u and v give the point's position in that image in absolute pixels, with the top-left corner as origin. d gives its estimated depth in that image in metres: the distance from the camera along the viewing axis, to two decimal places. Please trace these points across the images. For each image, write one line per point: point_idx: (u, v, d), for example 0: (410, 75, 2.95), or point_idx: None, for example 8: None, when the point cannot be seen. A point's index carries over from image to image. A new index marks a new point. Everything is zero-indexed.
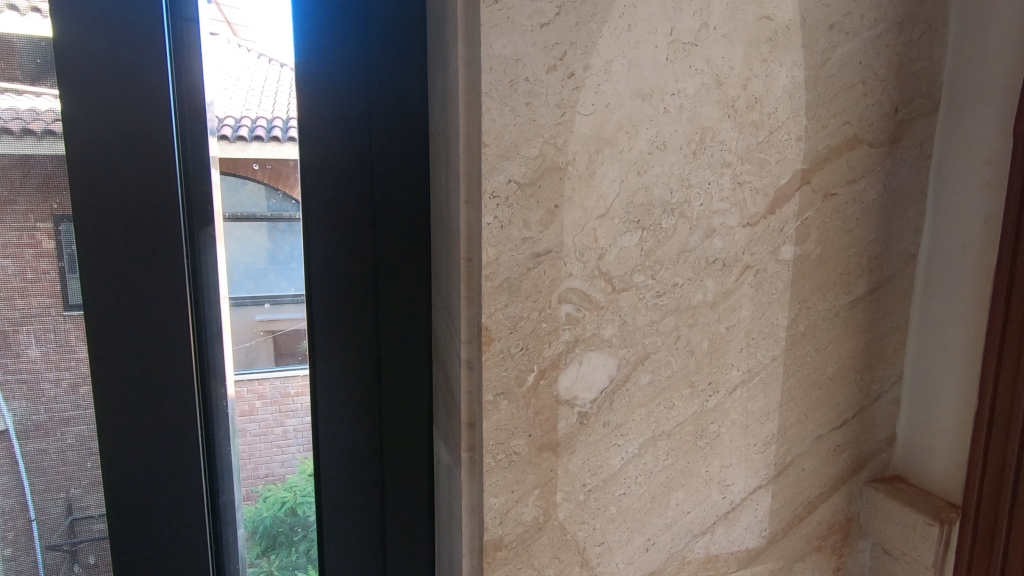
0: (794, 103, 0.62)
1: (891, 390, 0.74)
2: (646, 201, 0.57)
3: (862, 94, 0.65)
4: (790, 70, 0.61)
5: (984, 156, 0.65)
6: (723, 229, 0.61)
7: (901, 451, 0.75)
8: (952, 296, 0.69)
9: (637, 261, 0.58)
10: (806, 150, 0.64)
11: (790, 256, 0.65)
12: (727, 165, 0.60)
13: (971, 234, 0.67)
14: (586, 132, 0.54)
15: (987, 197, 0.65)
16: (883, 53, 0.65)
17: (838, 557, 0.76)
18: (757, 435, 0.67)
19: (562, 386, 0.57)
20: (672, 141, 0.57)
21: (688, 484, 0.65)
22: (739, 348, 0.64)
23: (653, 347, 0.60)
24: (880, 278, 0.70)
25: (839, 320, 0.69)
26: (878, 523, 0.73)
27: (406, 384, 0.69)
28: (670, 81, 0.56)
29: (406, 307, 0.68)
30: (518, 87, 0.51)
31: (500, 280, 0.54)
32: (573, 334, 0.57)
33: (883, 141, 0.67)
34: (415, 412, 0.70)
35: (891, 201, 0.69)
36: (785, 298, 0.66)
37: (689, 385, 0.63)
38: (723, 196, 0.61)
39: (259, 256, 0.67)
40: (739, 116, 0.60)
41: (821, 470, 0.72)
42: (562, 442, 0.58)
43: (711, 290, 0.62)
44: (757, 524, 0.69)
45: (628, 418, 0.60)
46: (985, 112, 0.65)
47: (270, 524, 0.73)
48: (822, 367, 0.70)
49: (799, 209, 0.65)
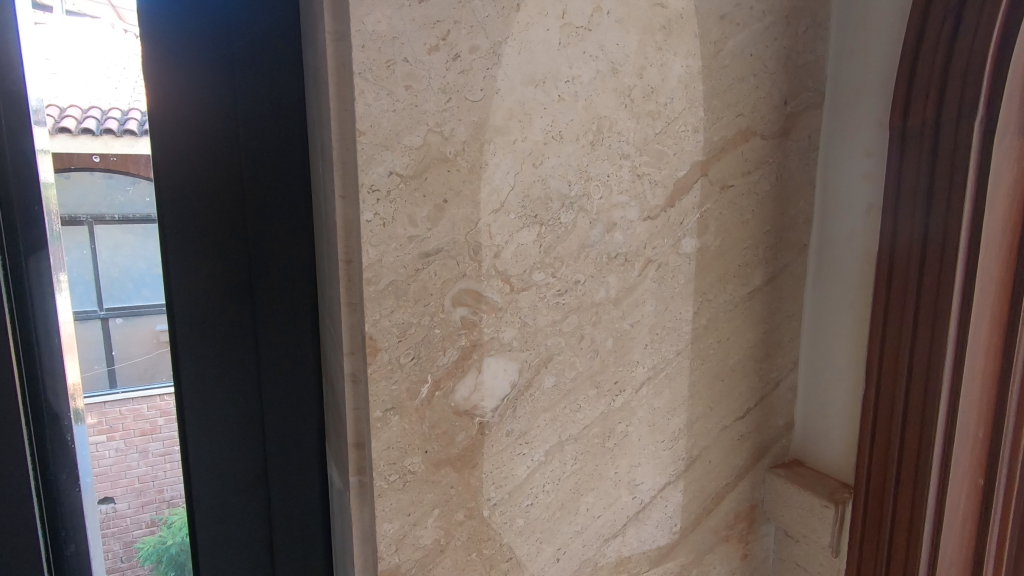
0: (689, 93, 0.61)
1: (787, 377, 0.76)
2: (543, 194, 0.54)
3: (754, 87, 0.65)
4: (684, 60, 0.60)
5: (865, 148, 0.68)
6: (624, 223, 0.59)
7: (799, 436, 0.78)
8: (841, 284, 0.71)
9: (536, 259, 0.55)
10: (702, 142, 0.63)
11: (690, 249, 0.64)
12: (625, 156, 0.58)
13: (855, 223, 0.69)
14: (476, 121, 0.50)
15: (868, 188, 0.68)
16: (772, 46, 0.66)
17: (745, 544, 0.77)
18: (665, 432, 0.66)
19: (459, 396, 0.53)
20: (568, 131, 0.54)
21: (597, 488, 0.62)
22: (644, 345, 0.63)
23: (556, 348, 0.57)
24: (775, 268, 0.72)
25: (739, 312, 0.70)
26: (780, 508, 0.75)
27: (291, 402, 0.61)
28: (563, 68, 0.53)
29: (288, 316, 0.60)
30: (395, 69, 0.46)
31: (384, 284, 0.48)
32: (469, 339, 0.53)
33: (774, 134, 0.68)
34: (303, 433, 0.63)
35: (783, 192, 0.70)
36: (687, 292, 0.65)
37: (595, 386, 0.60)
38: (622, 189, 0.58)
39: (156, 263, 0.58)
40: (635, 106, 0.58)
41: (726, 461, 0.73)
42: (462, 456, 0.54)
43: (614, 287, 0.60)
44: (667, 520, 0.69)
45: (532, 425, 0.57)
46: (865, 106, 0.67)
47: (176, 552, 0.64)
48: (724, 359, 0.70)
49: (698, 201, 0.64)
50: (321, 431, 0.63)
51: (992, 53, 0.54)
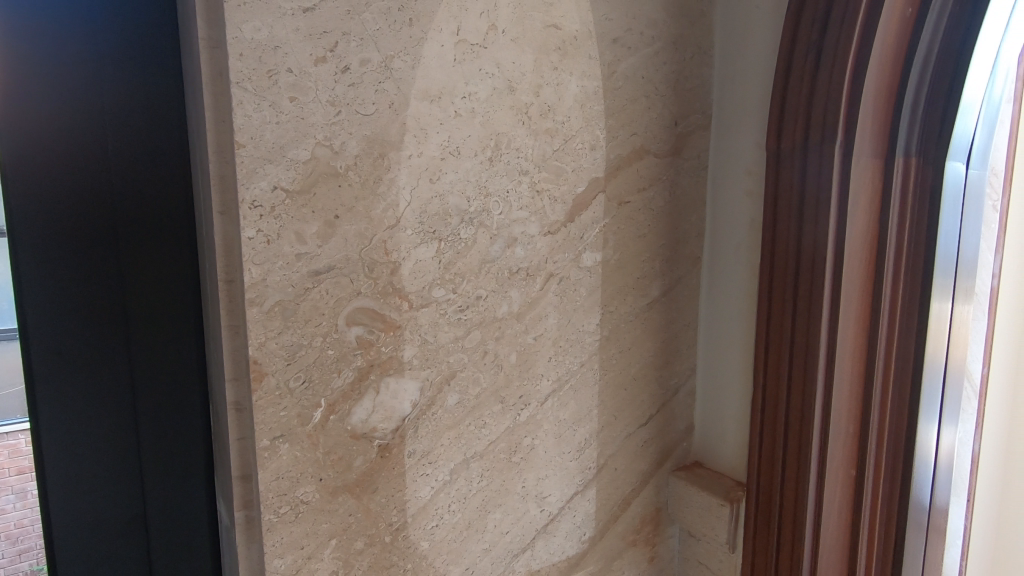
0: (585, 112, 0.63)
1: (686, 383, 0.80)
2: (441, 210, 0.54)
3: (646, 108, 0.69)
4: (579, 80, 0.62)
5: (747, 168, 0.73)
6: (524, 238, 0.60)
7: (698, 438, 0.82)
8: (730, 293, 0.76)
9: (436, 275, 0.54)
10: (599, 159, 0.65)
11: (591, 263, 0.66)
12: (524, 172, 0.59)
13: (741, 237, 0.74)
14: (368, 134, 0.49)
15: (750, 204, 0.73)
16: (662, 69, 0.69)
17: (651, 546, 0.80)
18: (571, 443, 0.67)
19: (355, 419, 0.51)
20: (465, 147, 0.54)
21: (504, 503, 0.62)
22: (548, 358, 0.64)
23: (458, 365, 0.57)
24: (671, 280, 0.75)
25: (639, 322, 0.73)
26: (683, 509, 0.78)
27: (173, 435, 0.56)
28: (459, 84, 0.53)
29: (169, 341, 0.55)
30: (278, 79, 0.44)
31: (269, 305, 0.46)
32: (366, 359, 0.51)
33: (666, 153, 0.72)
34: (187, 467, 0.57)
35: (676, 208, 0.74)
36: (589, 304, 0.67)
37: (499, 401, 0.60)
38: (522, 205, 0.59)
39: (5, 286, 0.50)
40: (532, 123, 0.59)
41: (632, 467, 0.75)
42: (360, 481, 0.52)
43: (516, 301, 0.60)
44: (575, 530, 0.70)
45: (435, 444, 0.56)
46: (746, 128, 0.73)
47: None
48: (626, 368, 0.72)
49: (597, 216, 0.66)
50: (208, 463, 0.58)
51: (847, 84, 0.60)
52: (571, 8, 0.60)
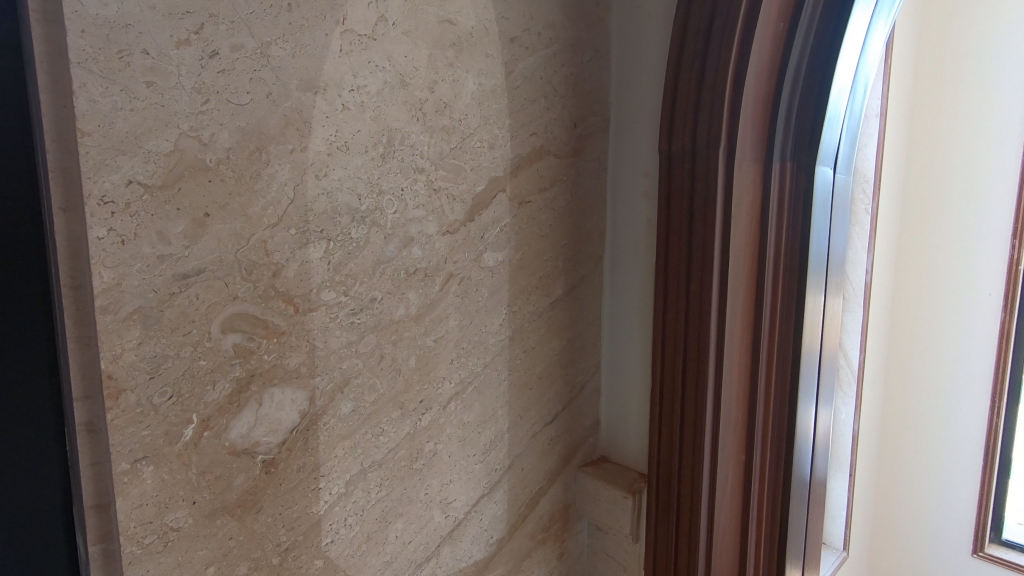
0: (483, 111, 0.62)
1: (592, 380, 0.82)
2: (329, 208, 0.51)
3: (546, 108, 0.69)
4: (476, 77, 0.61)
5: (643, 169, 0.75)
6: (421, 238, 0.58)
7: (604, 433, 0.83)
8: (629, 291, 0.79)
9: (325, 277, 0.51)
10: (499, 158, 0.65)
11: (492, 263, 0.66)
12: (419, 170, 0.57)
13: (638, 236, 0.77)
14: (243, 126, 0.45)
15: (647, 205, 0.76)
16: (560, 71, 0.70)
17: (561, 543, 0.81)
18: (475, 445, 0.66)
19: (234, 435, 0.47)
20: (355, 143, 0.52)
21: (407, 512, 0.60)
22: (449, 360, 0.62)
23: (352, 371, 0.54)
24: (574, 279, 0.77)
25: (543, 321, 0.73)
26: (590, 503, 0.80)
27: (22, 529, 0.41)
28: (346, 76, 0.51)
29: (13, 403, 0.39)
30: (132, 61, 0.39)
31: (126, 314, 0.40)
32: (245, 369, 0.47)
33: (566, 154, 0.73)
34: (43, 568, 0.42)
35: (578, 207, 0.75)
36: (492, 305, 0.66)
37: (398, 407, 0.58)
38: (418, 203, 0.58)
39: None
40: (428, 120, 0.57)
41: (539, 466, 0.75)
42: (242, 502, 0.48)
43: (414, 303, 0.58)
44: (482, 534, 0.69)
45: (328, 456, 0.53)
46: (640, 131, 0.75)
47: None
48: (531, 368, 0.72)
49: (497, 216, 0.65)
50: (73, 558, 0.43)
51: (729, 93, 0.64)
52: (466, 4, 0.59)
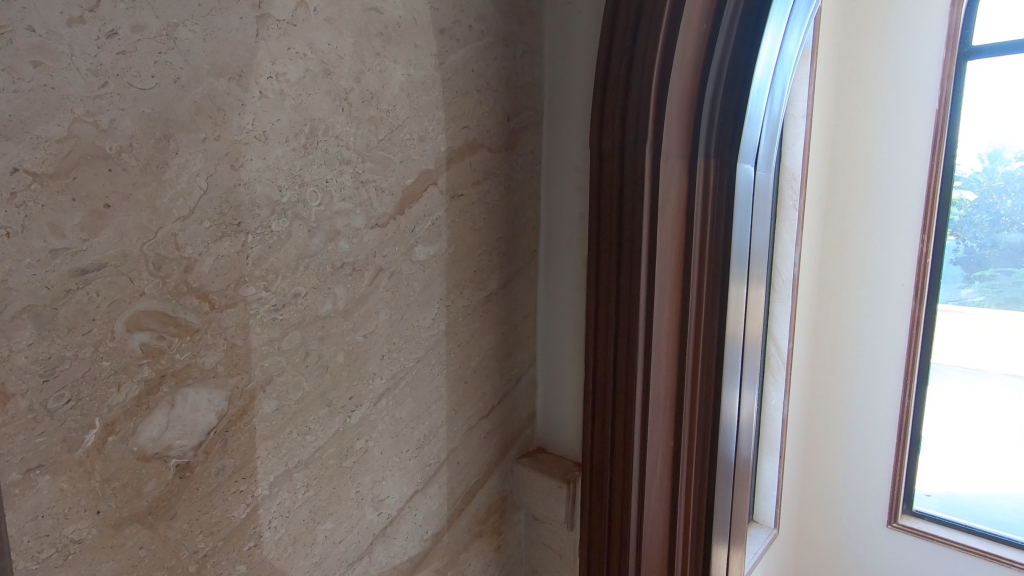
0: (412, 102, 0.61)
1: (528, 372, 0.83)
2: (246, 199, 0.49)
3: (478, 102, 0.69)
4: (405, 68, 0.60)
5: (575, 164, 0.77)
6: (348, 232, 0.57)
7: (540, 425, 0.85)
8: (563, 283, 0.80)
9: (243, 272, 0.49)
10: (430, 151, 0.64)
11: (423, 257, 0.65)
12: (345, 161, 0.56)
13: (572, 230, 0.78)
14: (148, 112, 0.42)
15: (579, 199, 0.77)
16: (492, 64, 0.70)
17: (498, 535, 0.81)
18: (409, 441, 0.66)
19: (143, 440, 0.44)
20: (274, 132, 0.50)
21: (337, 511, 0.59)
22: (380, 356, 0.61)
23: (276, 369, 0.52)
24: (508, 272, 0.77)
25: (478, 315, 0.73)
26: (526, 494, 0.81)
27: None
28: (263, 62, 0.49)
29: None
30: (14, 38, 0.36)
31: (13, 313, 0.37)
32: (155, 369, 0.44)
33: (499, 147, 0.73)
34: None
35: (511, 201, 0.76)
36: (424, 299, 0.66)
37: (326, 404, 0.57)
38: (344, 196, 0.56)
39: None
40: (354, 110, 0.56)
41: (475, 459, 0.76)
42: (154, 509, 0.45)
43: (342, 298, 0.57)
44: (417, 529, 0.69)
45: (249, 458, 0.51)
46: (573, 127, 0.76)
47: None
48: (466, 362, 0.72)
49: (429, 209, 0.65)
50: None
51: (655, 90, 0.66)
52: None
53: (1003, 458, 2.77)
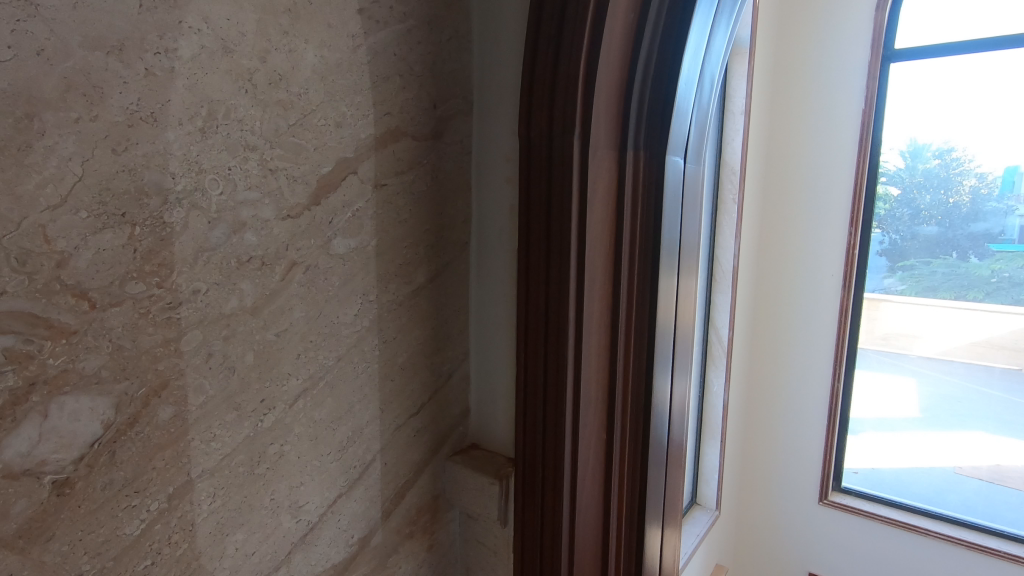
0: (326, 86, 0.58)
1: (460, 368, 0.81)
2: (132, 187, 0.44)
3: (401, 87, 0.66)
4: (317, 49, 0.57)
5: (505, 154, 0.75)
6: (255, 223, 0.53)
7: (474, 421, 0.83)
8: (495, 276, 0.79)
9: (130, 267, 0.45)
10: (347, 138, 0.61)
11: (343, 250, 0.62)
12: (250, 147, 0.52)
13: (502, 222, 0.77)
14: (4, 87, 0.37)
15: (509, 190, 0.76)
16: (416, 49, 0.67)
17: (430, 535, 0.80)
18: (330, 443, 0.63)
19: (9, 455, 0.40)
20: (164, 114, 0.46)
21: (249, 521, 0.56)
22: (295, 355, 0.58)
23: (173, 371, 0.48)
24: (437, 266, 0.75)
25: (404, 310, 0.71)
26: (458, 492, 0.80)
27: None
28: (148, 36, 0.44)
29: None
30: None
31: None
32: (22, 377, 0.40)
33: (424, 136, 0.70)
34: None
35: (439, 192, 0.73)
36: (344, 294, 0.62)
37: (234, 408, 0.53)
38: (250, 184, 0.52)
39: None
40: (259, 92, 0.52)
41: (404, 459, 0.73)
42: (25, 531, 0.41)
43: (249, 295, 0.53)
44: (341, 535, 0.66)
45: (143, 470, 0.47)
46: (503, 116, 0.75)
47: None
48: (392, 359, 0.70)
49: (348, 199, 0.62)
50: None
51: (582, 80, 0.65)
52: None
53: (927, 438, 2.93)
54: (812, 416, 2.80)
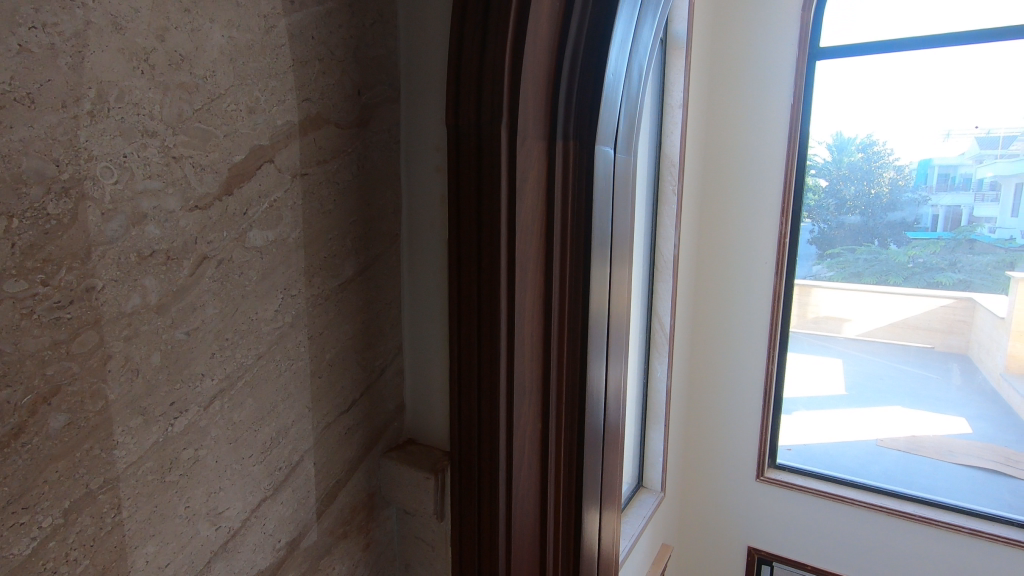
0: (236, 69, 0.55)
1: (393, 363, 0.79)
2: (6, 176, 0.40)
3: (321, 72, 0.63)
4: (224, 30, 0.53)
5: (435, 143, 0.74)
6: (158, 215, 0.49)
7: (410, 416, 0.82)
8: (428, 267, 0.77)
9: (8, 264, 0.41)
10: (262, 125, 0.58)
11: (260, 243, 0.59)
12: (149, 133, 0.48)
13: (434, 213, 0.76)
14: None
15: (440, 180, 0.74)
16: (337, 32, 0.64)
17: (366, 534, 0.78)
18: (251, 445, 0.60)
19: None
20: (44, 96, 0.41)
21: (161, 532, 0.52)
22: (209, 355, 0.55)
23: (65, 376, 0.44)
24: (366, 258, 0.73)
25: (331, 305, 0.68)
26: (394, 489, 0.78)
27: None
28: (22, 8, 0.40)
29: None
30: None
31: None
32: None
33: (348, 123, 0.68)
34: None
35: (366, 182, 0.71)
36: (263, 289, 0.60)
37: (139, 413, 0.50)
38: (150, 173, 0.49)
39: None
40: (158, 74, 0.48)
41: (335, 458, 0.71)
42: None
43: (154, 292, 0.50)
44: (267, 540, 0.63)
45: (33, 484, 0.43)
46: (432, 105, 0.73)
47: None
48: (319, 356, 0.67)
49: (265, 190, 0.58)
50: None
51: (508, 68, 0.64)
52: None
53: (857, 417, 3.06)
54: (749, 397, 2.94)
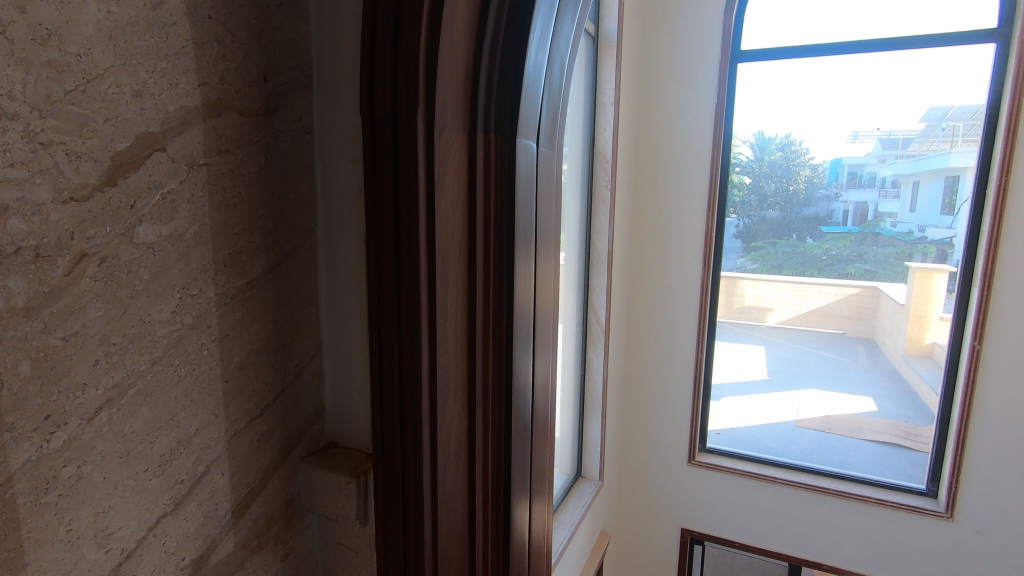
0: (118, 48, 0.50)
1: (311, 363, 0.76)
2: None
3: (221, 55, 0.59)
4: (102, 4, 0.48)
5: (350, 135, 0.71)
6: (24, 207, 0.44)
7: (330, 419, 0.79)
8: (347, 263, 0.74)
9: None
10: (150, 110, 0.53)
11: (152, 238, 0.54)
12: (10, 115, 0.43)
13: (350, 206, 0.73)
14: None
15: (356, 172, 0.71)
16: (238, 13, 0.60)
17: (284, 544, 0.74)
18: (147, 458, 0.55)
19: None
20: None
21: (37, 560, 0.47)
22: (92, 362, 0.50)
23: None
24: (277, 255, 0.69)
25: (238, 305, 0.64)
26: (313, 496, 0.75)
27: None
28: None
29: None
30: None
31: None
32: None
33: (254, 111, 0.63)
34: None
35: (276, 173, 0.67)
36: (157, 289, 0.55)
37: (6, 430, 0.44)
38: (11, 160, 0.43)
39: None
40: (20, 50, 0.43)
41: (247, 466, 0.67)
42: None
43: (20, 294, 0.45)
44: (169, 559, 0.59)
45: None
46: (347, 94, 0.70)
47: None
48: (225, 359, 0.63)
49: (156, 181, 0.54)
50: None
51: (423, 57, 0.62)
52: None
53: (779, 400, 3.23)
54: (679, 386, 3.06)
